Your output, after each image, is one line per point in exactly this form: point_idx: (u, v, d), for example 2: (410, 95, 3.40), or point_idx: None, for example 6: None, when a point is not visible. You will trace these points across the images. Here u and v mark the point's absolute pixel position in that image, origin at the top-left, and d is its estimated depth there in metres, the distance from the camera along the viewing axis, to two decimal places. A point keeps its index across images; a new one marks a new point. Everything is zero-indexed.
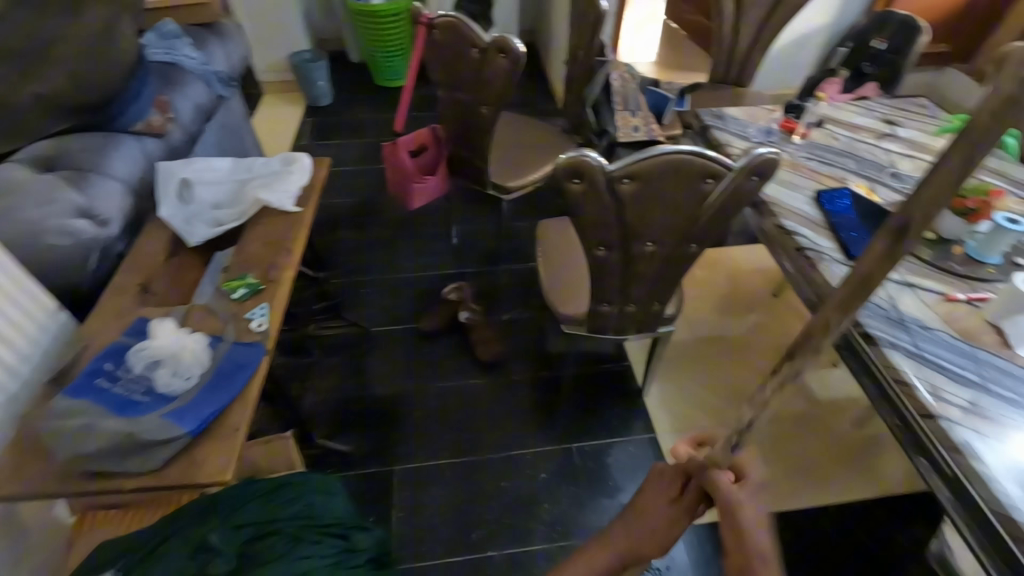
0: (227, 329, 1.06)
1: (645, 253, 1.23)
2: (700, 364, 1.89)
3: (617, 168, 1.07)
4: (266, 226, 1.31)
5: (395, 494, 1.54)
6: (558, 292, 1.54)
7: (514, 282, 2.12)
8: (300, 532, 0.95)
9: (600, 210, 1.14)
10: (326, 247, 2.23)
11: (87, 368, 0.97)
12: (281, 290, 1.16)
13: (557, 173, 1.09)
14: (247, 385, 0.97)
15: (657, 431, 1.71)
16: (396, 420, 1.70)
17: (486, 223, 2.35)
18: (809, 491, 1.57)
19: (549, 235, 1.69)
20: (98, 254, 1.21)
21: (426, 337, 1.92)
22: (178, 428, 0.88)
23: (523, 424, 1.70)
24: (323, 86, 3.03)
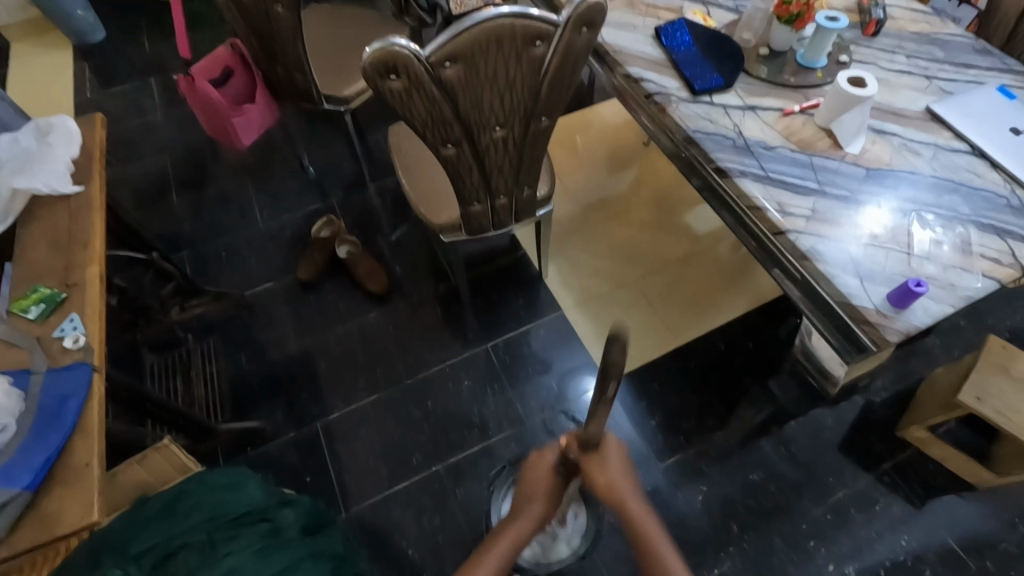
0: (34, 357, 0.88)
1: (497, 140, 1.14)
2: (589, 233, 1.92)
3: (433, 52, 0.93)
4: (44, 220, 1.06)
5: (324, 449, 1.52)
6: (428, 202, 1.43)
7: (387, 200, 1.97)
8: (213, 535, 0.89)
9: (431, 106, 1.01)
10: (161, 218, 1.92)
11: None
12: (90, 292, 0.97)
13: (368, 75, 0.93)
14: (82, 415, 0.83)
15: (564, 308, 1.76)
16: (303, 379, 1.62)
17: (339, 142, 2.11)
18: (701, 321, 1.73)
19: (402, 142, 1.53)
20: None
21: (309, 285, 1.78)
22: (7, 491, 0.75)
23: (434, 341, 1.69)
24: (84, 16, 2.40)
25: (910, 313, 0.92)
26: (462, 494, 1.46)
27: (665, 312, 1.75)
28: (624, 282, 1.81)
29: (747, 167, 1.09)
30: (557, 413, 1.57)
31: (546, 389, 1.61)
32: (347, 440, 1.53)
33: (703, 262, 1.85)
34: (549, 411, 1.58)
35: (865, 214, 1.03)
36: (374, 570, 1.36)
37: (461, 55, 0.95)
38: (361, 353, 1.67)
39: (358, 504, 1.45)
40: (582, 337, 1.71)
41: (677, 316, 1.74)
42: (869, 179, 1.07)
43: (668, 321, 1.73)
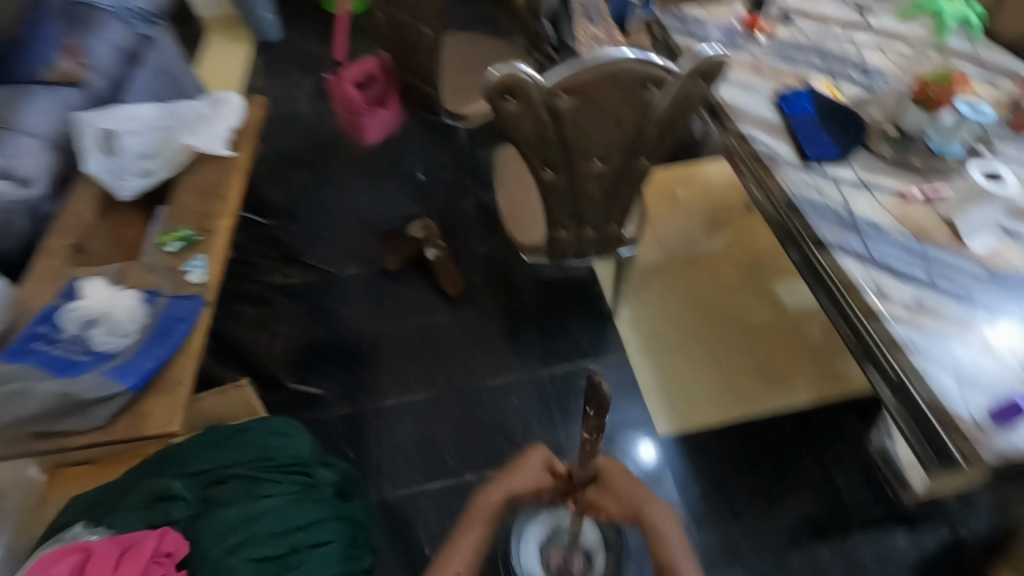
0: (163, 283, 1.03)
1: (595, 172, 1.18)
2: (670, 283, 1.89)
3: (552, 82, 1.00)
4: (199, 174, 1.25)
5: (371, 431, 1.59)
6: (518, 221, 1.50)
7: (480, 214, 2.07)
8: (259, 473, 1.00)
9: (540, 129, 1.07)
10: (285, 193, 2.16)
11: (21, 334, 0.94)
12: (219, 239, 1.12)
13: (489, 96, 1.02)
14: (188, 339, 0.96)
15: (628, 351, 1.73)
16: (366, 362, 1.72)
17: (449, 153, 2.26)
18: (772, 398, 1.62)
19: (505, 163, 1.62)
20: (27, 215, 1.17)
21: (393, 277, 1.90)
22: (116, 385, 0.87)
23: (494, 354, 1.73)
24: (268, 18, 2.81)
25: (1014, 434, 0.82)
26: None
27: (735, 380, 1.66)
28: (697, 339, 1.75)
29: (849, 243, 1.04)
30: (596, 451, 1.55)
31: (590, 426, 1.59)
32: (390, 426, 1.60)
33: (786, 336, 1.75)
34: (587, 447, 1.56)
35: (979, 317, 0.94)
36: (389, 552, 1.41)
37: (576, 88, 1.01)
38: (424, 349, 1.75)
39: (388, 489, 1.50)
40: (640, 385, 1.67)
41: (746, 386, 1.64)
42: (988, 281, 0.98)
43: (736, 389, 1.64)
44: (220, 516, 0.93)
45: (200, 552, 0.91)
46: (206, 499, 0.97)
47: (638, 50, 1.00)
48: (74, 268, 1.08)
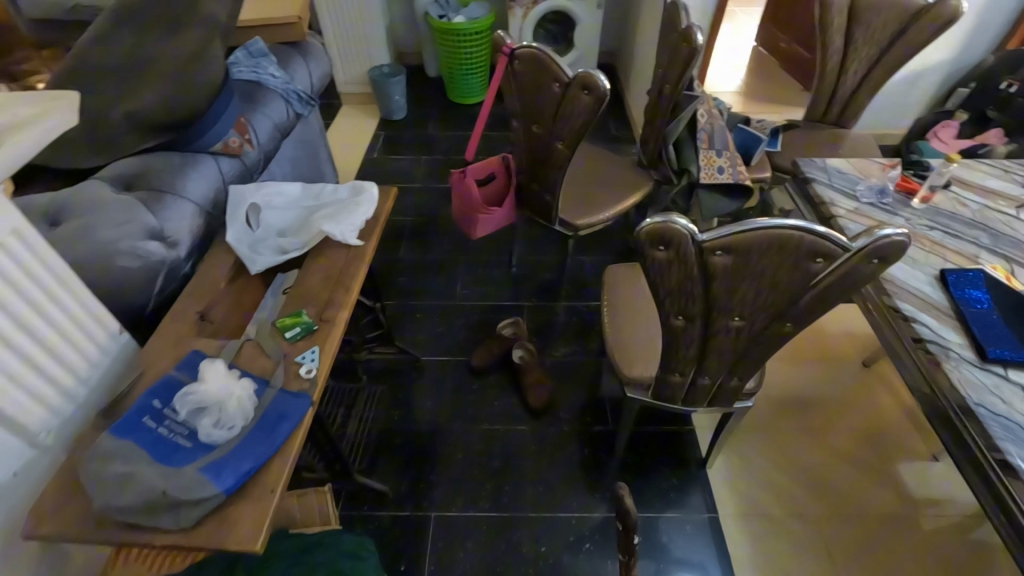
0: (277, 372, 1.01)
1: (732, 328, 1.09)
2: (772, 436, 1.70)
3: (709, 238, 0.94)
4: (327, 259, 1.27)
5: (426, 543, 1.47)
6: (624, 350, 1.41)
7: (571, 321, 2.01)
8: None
9: (685, 279, 1.00)
10: (384, 265, 2.20)
11: (135, 403, 0.93)
12: (335, 331, 1.11)
13: (638, 239, 0.97)
14: (287, 441, 0.91)
15: (720, 510, 1.54)
16: (432, 463, 1.62)
17: (548, 254, 2.25)
18: None
19: (616, 285, 1.57)
20: (164, 276, 1.20)
21: (475, 373, 1.84)
22: (211, 487, 0.81)
23: (568, 482, 1.59)
24: (399, 100, 3.04)
25: None
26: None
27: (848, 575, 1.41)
28: (802, 513, 1.53)
29: None
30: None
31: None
32: (448, 545, 1.46)
33: (912, 530, 1.49)
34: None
35: None
36: None
37: (738, 248, 0.94)
38: (496, 461, 1.63)
39: None
40: (731, 555, 1.45)
41: None
42: None
43: None
44: None
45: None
46: None
47: (808, 219, 0.92)
48: (197, 338, 1.10)
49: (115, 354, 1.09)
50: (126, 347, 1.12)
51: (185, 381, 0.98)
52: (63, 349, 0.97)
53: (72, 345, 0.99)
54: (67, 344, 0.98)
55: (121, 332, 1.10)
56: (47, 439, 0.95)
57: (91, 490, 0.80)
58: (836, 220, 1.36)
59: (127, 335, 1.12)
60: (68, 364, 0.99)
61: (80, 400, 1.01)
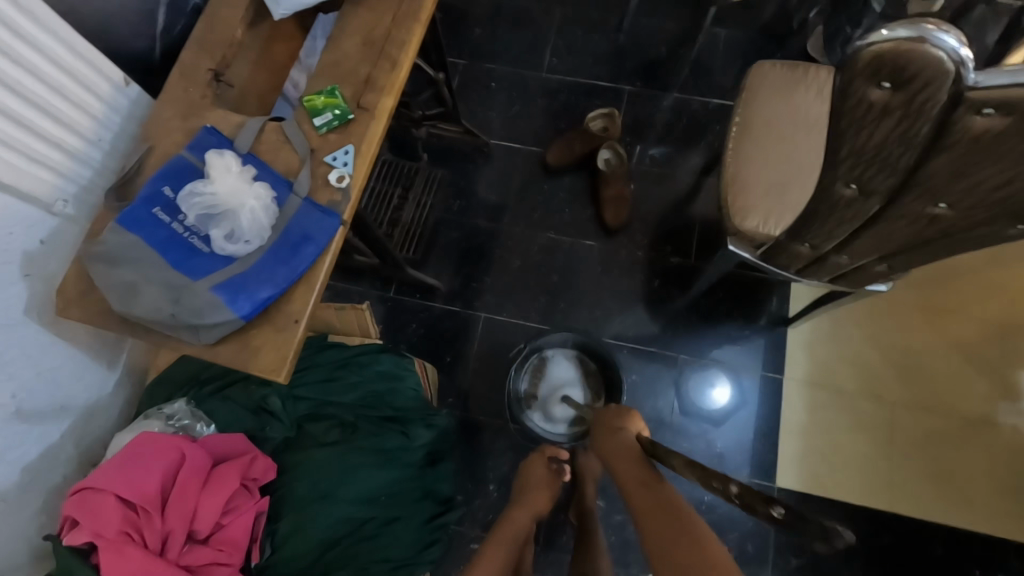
0: (301, 176, 0.81)
1: (925, 216, 0.74)
2: (890, 313, 1.41)
3: (989, 86, 0.55)
4: (371, 9, 0.92)
5: (471, 343, 1.40)
6: (747, 193, 1.03)
7: (680, 123, 1.55)
8: (359, 421, 0.94)
9: (896, 144, 0.64)
10: (450, 1, 1.65)
11: (143, 189, 0.78)
12: (376, 125, 0.85)
13: (851, 68, 0.58)
14: (313, 265, 0.77)
15: (785, 373, 1.38)
16: (483, 260, 1.45)
17: (673, 16, 1.62)
18: (941, 509, 1.27)
19: (763, 94, 1.10)
20: (168, 8, 0.92)
21: (551, 171, 1.51)
22: (227, 312, 0.72)
23: (624, 307, 1.42)
24: None
25: None
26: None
27: (904, 467, 1.31)
28: (882, 397, 1.35)
29: None
30: (681, 427, 1.35)
31: (696, 431, 1.35)
32: None
33: (1000, 441, 1.31)
34: (675, 419, 1.35)
35: None
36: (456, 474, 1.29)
37: None
38: (555, 275, 1.44)
39: (472, 413, 1.34)
40: (782, 418, 1.35)
41: (911, 478, 1.30)
42: None
43: (899, 472, 1.30)
44: (309, 457, 0.91)
45: (283, 486, 0.90)
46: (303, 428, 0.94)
47: None
48: (211, 109, 0.87)
49: (126, 112, 0.90)
50: (138, 102, 0.92)
51: (195, 165, 0.81)
52: (57, 106, 0.79)
53: (67, 98, 0.81)
54: (60, 98, 0.80)
55: (127, 85, 0.89)
56: (66, 209, 0.85)
57: (109, 290, 0.73)
58: None
59: (136, 88, 0.91)
60: (68, 122, 0.82)
61: (95, 165, 0.88)
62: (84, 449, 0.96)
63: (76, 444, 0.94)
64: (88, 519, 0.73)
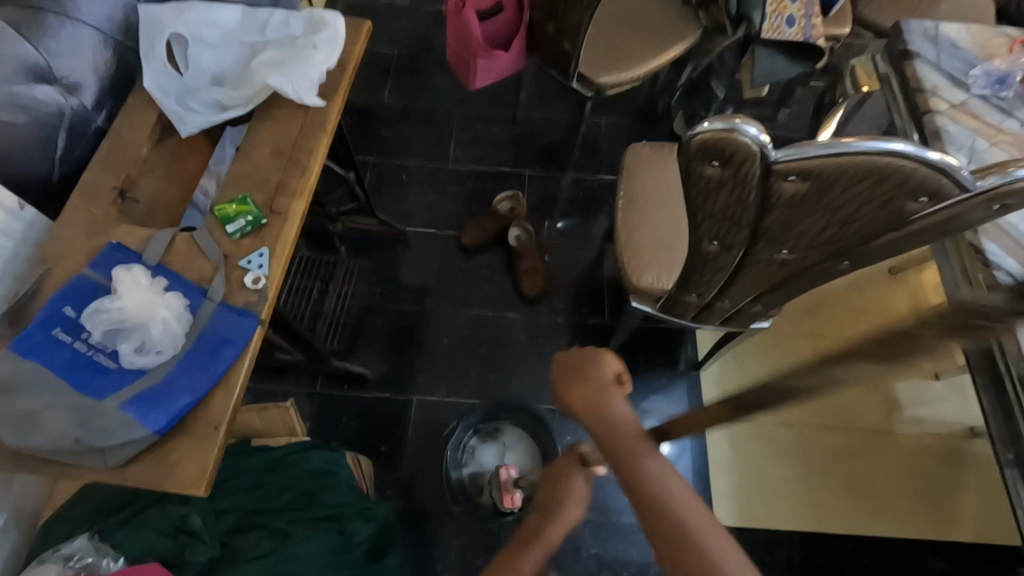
0: (216, 281, 0.82)
1: (775, 261, 0.89)
2: (781, 345, 1.58)
3: (787, 159, 0.70)
4: (279, 123, 0.99)
5: (407, 426, 1.38)
6: (639, 256, 1.16)
7: (579, 197, 1.72)
8: (290, 527, 0.90)
9: (737, 208, 0.79)
10: (357, 107, 1.78)
11: (41, 312, 0.76)
12: (289, 226, 0.89)
13: (687, 150, 0.73)
14: (231, 368, 0.77)
15: (706, 414, 1.48)
16: (411, 342, 1.48)
17: (559, 108, 1.84)
18: (859, 519, 1.39)
19: (639, 169, 1.27)
20: (69, 132, 0.94)
21: (467, 250, 1.60)
22: (139, 428, 0.70)
23: (552, 370, 1.49)
24: None
25: None
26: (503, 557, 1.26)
27: (821, 485, 1.42)
28: (789, 422, 1.48)
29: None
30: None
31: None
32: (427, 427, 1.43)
33: (893, 446, 1.47)
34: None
35: None
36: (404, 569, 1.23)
37: (819, 174, 0.71)
38: (483, 348, 1.49)
39: (415, 500, 1.31)
40: (710, 457, 1.44)
41: (829, 494, 1.41)
42: None
43: (818, 490, 1.41)
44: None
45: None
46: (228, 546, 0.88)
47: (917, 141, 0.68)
48: (117, 225, 0.88)
49: (21, 236, 0.88)
50: (35, 225, 0.91)
51: (101, 282, 0.80)
52: None
53: None
54: None
55: (22, 208, 0.88)
56: None
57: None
58: (931, 117, 1.10)
59: (33, 211, 0.90)
60: None
61: None
62: None
63: None
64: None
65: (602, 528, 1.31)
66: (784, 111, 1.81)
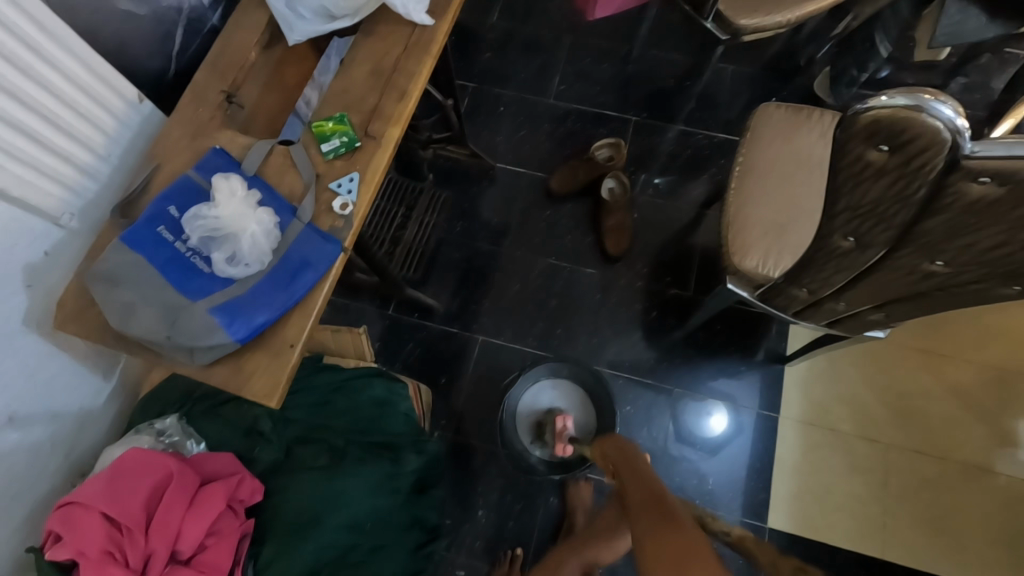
0: (305, 201, 0.82)
1: (918, 271, 0.75)
2: (888, 356, 1.40)
3: (987, 156, 0.56)
4: (383, 38, 0.93)
5: (467, 365, 1.39)
6: (747, 232, 1.03)
7: (684, 153, 1.56)
8: (347, 445, 0.94)
9: (893, 203, 0.65)
10: (462, 26, 1.68)
11: (147, 209, 0.79)
12: (381, 154, 0.86)
13: (850, 126, 0.62)
14: (310, 291, 0.77)
15: (781, 412, 1.37)
16: (483, 282, 1.46)
17: (682, 49, 1.64)
18: (936, 558, 1.25)
19: (767, 135, 1.10)
20: (184, 28, 0.95)
21: (554, 197, 1.52)
22: (222, 335, 0.73)
23: (621, 335, 1.42)
24: None
25: None
26: (542, 508, 1.28)
27: (896, 513, 1.29)
28: (876, 439, 1.34)
29: None
30: (677, 455, 1.34)
31: (690, 461, 1.34)
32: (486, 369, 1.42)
33: (998, 491, 1.29)
34: (670, 448, 1.34)
35: None
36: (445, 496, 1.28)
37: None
38: (554, 301, 1.44)
39: (465, 436, 1.34)
40: (776, 457, 1.34)
41: (907, 525, 1.28)
42: None
43: (894, 518, 1.28)
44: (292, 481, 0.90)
45: (270, 508, 0.90)
46: (291, 450, 0.94)
47: None
48: (220, 130, 0.88)
49: (137, 128, 0.92)
50: (150, 119, 0.94)
51: (202, 186, 0.82)
52: (70, 122, 0.81)
53: (81, 115, 0.82)
54: (74, 114, 0.81)
55: (140, 102, 0.91)
56: (72, 222, 0.86)
57: (106, 308, 0.74)
58: None
59: (149, 105, 0.92)
60: (81, 138, 0.83)
61: (103, 180, 0.89)
62: (74, 460, 0.96)
63: (65, 455, 0.94)
64: (71, 535, 0.73)
65: None
66: (957, 80, 1.50)
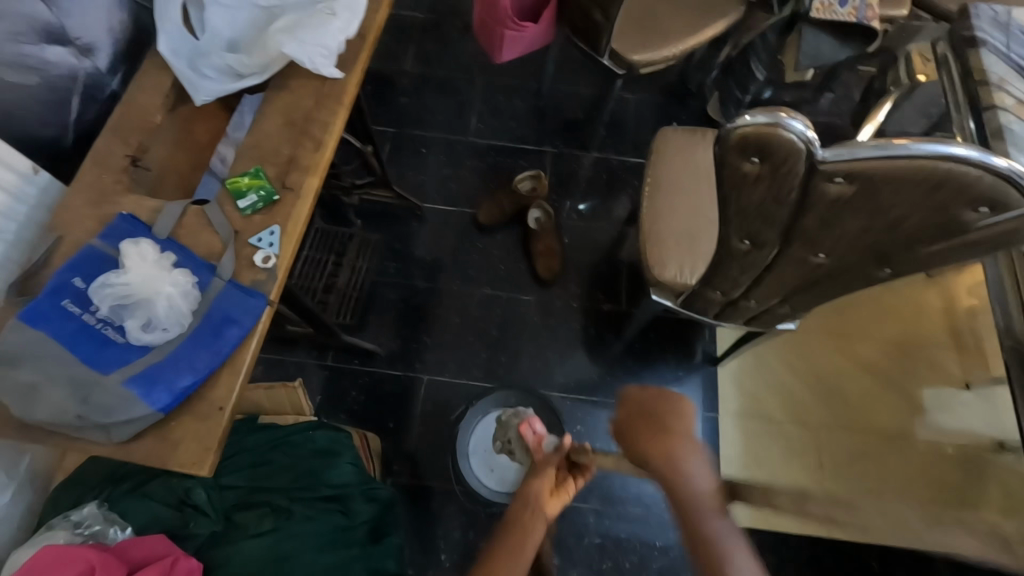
0: (225, 258, 0.80)
1: (807, 262, 0.84)
2: (805, 345, 1.52)
3: (836, 161, 0.65)
4: (294, 92, 0.95)
5: (415, 405, 1.38)
6: (662, 244, 1.11)
7: (601, 178, 1.66)
8: (292, 505, 0.91)
9: (772, 206, 0.74)
10: (377, 74, 1.73)
11: (50, 283, 0.75)
12: (301, 203, 0.86)
13: (725, 143, 0.68)
14: (237, 348, 0.75)
15: (721, 410, 1.44)
16: (423, 320, 1.46)
17: (587, 84, 1.76)
18: (873, 526, 1.35)
19: (668, 155, 1.20)
20: (81, 96, 0.91)
21: (484, 229, 1.56)
22: (143, 405, 0.69)
23: (563, 356, 1.46)
24: None
25: None
26: None
27: (833, 490, 1.38)
28: (806, 423, 1.43)
29: None
30: None
31: None
32: None
33: (916, 456, 1.41)
34: None
35: None
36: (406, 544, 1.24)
37: (869, 178, 0.66)
38: (495, 330, 1.47)
39: (420, 478, 1.31)
40: (721, 454, 1.40)
41: (844, 499, 1.37)
42: None
43: (831, 495, 1.37)
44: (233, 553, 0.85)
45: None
46: (230, 521, 0.89)
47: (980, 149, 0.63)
48: (127, 194, 0.86)
49: (34, 200, 0.87)
50: (48, 189, 0.89)
51: (109, 254, 0.79)
52: None
53: None
54: None
55: (35, 172, 0.86)
56: None
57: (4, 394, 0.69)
58: (994, 112, 1.02)
59: (46, 175, 0.88)
60: None
61: None
62: None
63: None
64: None
65: (604, 517, 1.30)
66: (826, 95, 1.70)
